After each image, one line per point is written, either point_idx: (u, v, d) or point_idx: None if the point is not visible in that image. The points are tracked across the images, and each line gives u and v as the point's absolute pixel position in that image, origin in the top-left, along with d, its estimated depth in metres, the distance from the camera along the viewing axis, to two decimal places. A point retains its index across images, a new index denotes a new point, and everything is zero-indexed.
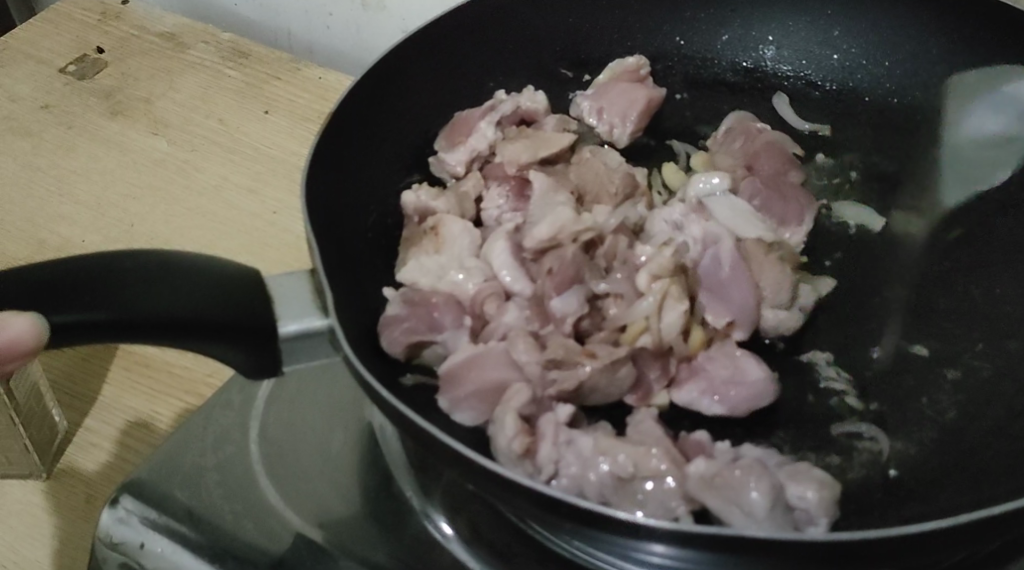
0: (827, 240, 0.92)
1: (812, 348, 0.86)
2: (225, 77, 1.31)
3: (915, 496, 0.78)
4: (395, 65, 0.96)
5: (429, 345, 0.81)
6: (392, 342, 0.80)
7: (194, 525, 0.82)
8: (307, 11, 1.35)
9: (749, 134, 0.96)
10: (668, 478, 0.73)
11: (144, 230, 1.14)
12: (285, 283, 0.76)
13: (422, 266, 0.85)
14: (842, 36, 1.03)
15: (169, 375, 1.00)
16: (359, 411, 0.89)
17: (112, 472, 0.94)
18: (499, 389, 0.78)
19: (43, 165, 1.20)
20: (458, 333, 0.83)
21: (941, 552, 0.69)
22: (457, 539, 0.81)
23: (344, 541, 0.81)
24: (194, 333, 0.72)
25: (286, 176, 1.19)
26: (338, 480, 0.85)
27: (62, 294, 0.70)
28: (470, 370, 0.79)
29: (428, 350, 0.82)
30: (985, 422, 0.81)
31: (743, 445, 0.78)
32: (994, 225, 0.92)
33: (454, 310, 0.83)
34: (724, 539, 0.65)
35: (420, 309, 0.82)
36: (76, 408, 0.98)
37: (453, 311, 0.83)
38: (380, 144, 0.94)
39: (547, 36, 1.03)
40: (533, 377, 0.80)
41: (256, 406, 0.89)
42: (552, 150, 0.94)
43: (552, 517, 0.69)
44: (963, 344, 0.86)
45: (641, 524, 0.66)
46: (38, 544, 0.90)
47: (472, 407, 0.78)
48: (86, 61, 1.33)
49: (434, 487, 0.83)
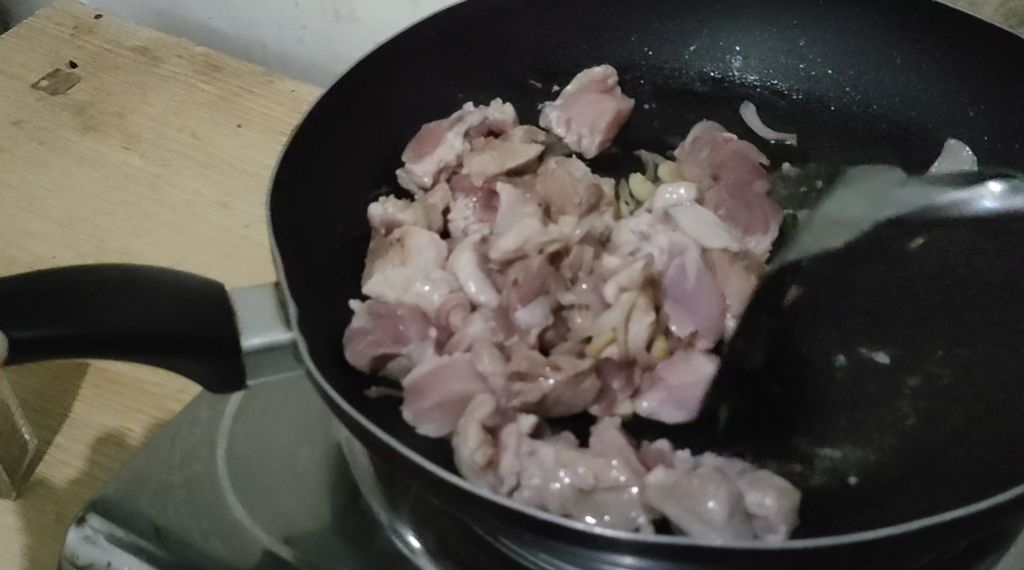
0: (791, 249, 0.93)
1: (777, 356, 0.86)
2: (198, 91, 1.30)
3: (874, 502, 0.78)
4: (361, 77, 0.95)
5: (395, 358, 0.81)
6: (356, 354, 0.80)
7: (160, 543, 0.81)
8: (280, 24, 1.35)
9: (718, 145, 0.96)
10: (629, 488, 0.74)
11: (116, 246, 1.14)
12: (249, 296, 0.75)
13: (387, 278, 0.85)
14: (808, 46, 1.04)
15: (140, 392, 1.00)
16: (326, 427, 0.89)
17: (82, 489, 0.94)
18: (464, 400, 0.79)
19: (14, 181, 1.20)
20: (423, 345, 0.83)
21: (899, 558, 0.69)
22: (425, 553, 0.81)
23: (311, 556, 0.81)
24: (156, 346, 0.72)
25: (257, 191, 1.19)
26: (305, 495, 0.85)
27: (23, 310, 0.70)
28: (434, 381, 0.80)
29: (393, 362, 0.81)
30: (944, 428, 0.82)
31: (705, 454, 0.79)
32: (956, 235, 0.93)
33: (419, 322, 0.84)
34: (682, 548, 0.65)
35: (386, 321, 0.82)
36: (45, 425, 0.98)
37: (418, 323, 0.84)
38: (346, 158, 0.94)
39: (515, 48, 1.03)
40: (498, 389, 0.80)
41: (224, 422, 0.89)
42: (518, 162, 0.95)
43: (512, 528, 0.69)
44: (924, 350, 0.86)
45: (597, 534, 0.66)
46: (8, 563, 0.89)
47: (436, 419, 0.78)
48: (59, 76, 1.33)
49: (402, 502, 0.83)
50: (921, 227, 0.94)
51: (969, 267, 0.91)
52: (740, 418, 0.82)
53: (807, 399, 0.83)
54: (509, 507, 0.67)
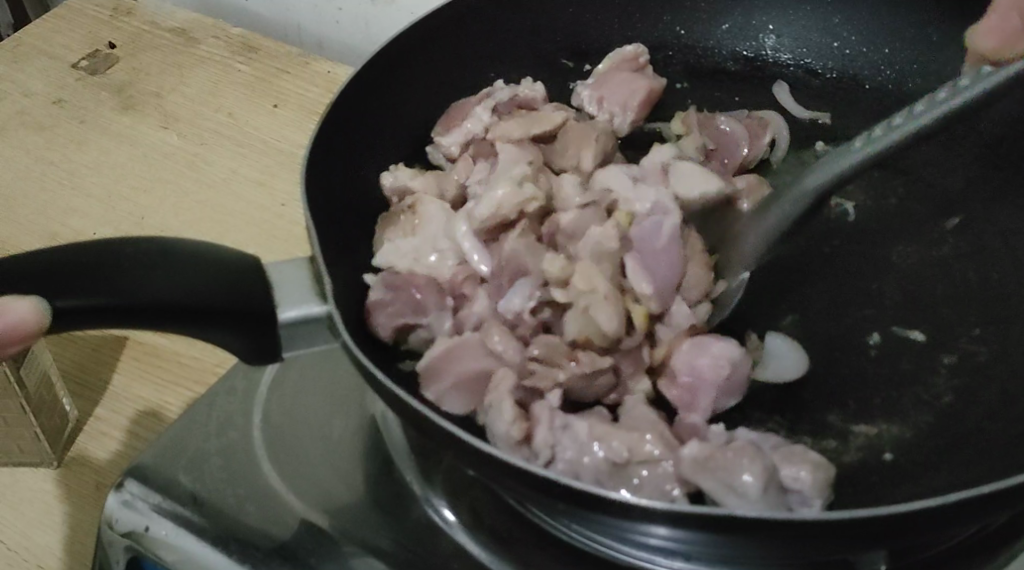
0: (825, 226, 0.93)
1: (811, 331, 0.87)
2: (235, 72, 1.32)
3: (908, 479, 0.79)
4: (396, 57, 0.97)
5: (415, 330, 0.83)
6: (381, 327, 0.81)
7: (198, 509, 0.82)
8: (317, 6, 1.36)
9: (757, 130, 0.97)
10: (662, 463, 0.74)
11: (155, 223, 1.15)
12: (285, 270, 0.77)
13: (400, 247, 0.86)
14: (842, 24, 1.04)
15: (178, 365, 1.01)
16: (361, 399, 0.90)
17: (122, 459, 0.96)
18: (482, 377, 0.80)
19: (55, 158, 1.22)
20: (441, 318, 0.84)
21: (933, 532, 0.69)
22: (459, 525, 0.82)
23: (347, 525, 0.82)
24: (194, 317, 0.73)
25: (295, 169, 1.20)
26: (340, 466, 0.86)
27: (65, 279, 0.71)
28: (450, 362, 0.80)
29: (415, 335, 0.83)
30: (980, 406, 0.82)
31: (739, 429, 0.79)
32: (995, 213, 0.92)
33: (436, 294, 0.85)
34: (714, 518, 0.66)
35: (406, 292, 0.83)
36: (85, 397, 1.00)
37: (436, 295, 0.85)
38: (380, 135, 0.95)
39: (547, 28, 1.04)
40: (514, 363, 0.81)
41: (260, 393, 0.90)
42: (544, 129, 0.95)
43: (545, 497, 0.70)
44: (960, 329, 0.86)
45: (632, 504, 0.67)
46: (50, 530, 0.91)
47: (460, 396, 0.80)
48: (99, 56, 1.35)
49: (435, 473, 0.84)
50: (956, 205, 0.93)
51: (1008, 242, 0.90)
52: (773, 395, 0.83)
53: (840, 376, 0.84)
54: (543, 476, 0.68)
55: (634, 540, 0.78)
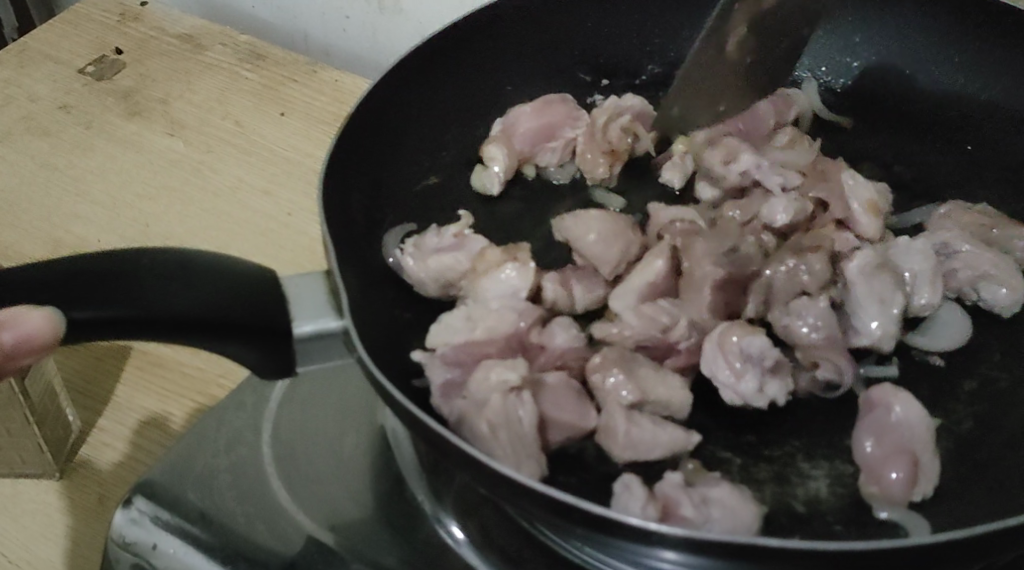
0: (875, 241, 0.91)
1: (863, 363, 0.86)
2: (242, 79, 1.31)
3: (929, 506, 0.78)
4: (413, 68, 0.97)
5: (493, 370, 0.79)
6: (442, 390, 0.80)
7: (205, 526, 0.81)
8: (324, 14, 1.34)
9: (782, 107, 1.01)
10: (687, 509, 0.74)
11: (160, 230, 1.14)
12: (300, 284, 0.76)
13: (451, 317, 0.84)
14: (862, 43, 1.05)
15: (182, 376, 1.00)
16: (372, 415, 0.89)
17: (124, 471, 0.94)
18: (540, 421, 0.79)
19: (60, 165, 1.21)
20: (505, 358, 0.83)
21: (959, 563, 0.67)
22: (469, 544, 0.81)
23: (355, 545, 0.81)
24: (207, 331, 0.72)
25: (302, 180, 1.19)
26: (350, 483, 0.85)
27: (79, 291, 0.70)
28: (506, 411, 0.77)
29: (493, 375, 0.79)
30: (1001, 434, 0.82)
31: (712, 479, 0.77)
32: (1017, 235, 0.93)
33: (500, 344, 0.84)
34: (738, 546, 0.64)
35: (469, 364, 0.82)
36: (89, 408, 0.98)
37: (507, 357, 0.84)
38: (397, 147, 0.96)
39: (565, 41, 1.04)
40: (558, 410, 0.79)
41: (269, 407, 0.89)
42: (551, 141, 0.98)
43: (563, 522, 0.69)
44: (980, 355, 0.86)
45: (652, 531, 0.65)
46: (52, 543, 0.90)
47: (527, 455, 0.76)
48: (105, 61, 1.34)
49: (446, 491, 0.83)
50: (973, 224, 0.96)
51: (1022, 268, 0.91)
52: (789, 419, 0.82)
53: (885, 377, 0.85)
54: (562, 500, 0.66)
55: (647, 563, 0.77)
